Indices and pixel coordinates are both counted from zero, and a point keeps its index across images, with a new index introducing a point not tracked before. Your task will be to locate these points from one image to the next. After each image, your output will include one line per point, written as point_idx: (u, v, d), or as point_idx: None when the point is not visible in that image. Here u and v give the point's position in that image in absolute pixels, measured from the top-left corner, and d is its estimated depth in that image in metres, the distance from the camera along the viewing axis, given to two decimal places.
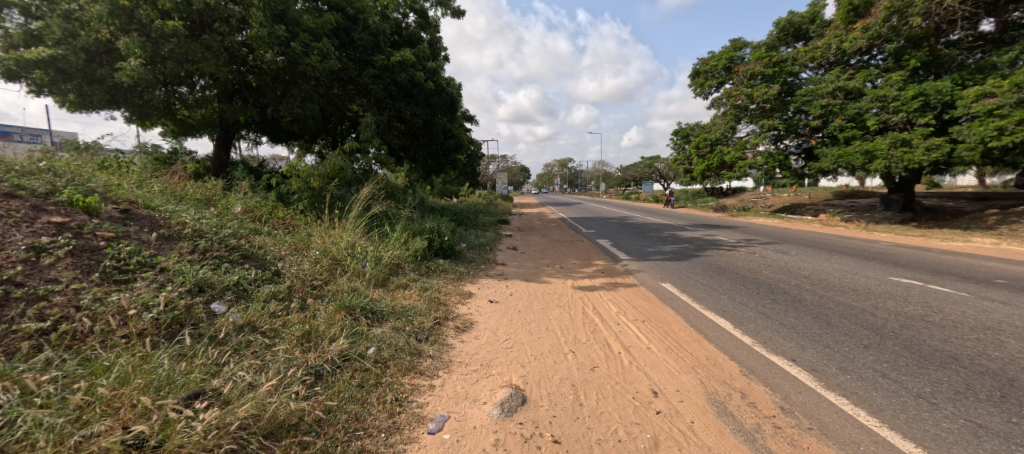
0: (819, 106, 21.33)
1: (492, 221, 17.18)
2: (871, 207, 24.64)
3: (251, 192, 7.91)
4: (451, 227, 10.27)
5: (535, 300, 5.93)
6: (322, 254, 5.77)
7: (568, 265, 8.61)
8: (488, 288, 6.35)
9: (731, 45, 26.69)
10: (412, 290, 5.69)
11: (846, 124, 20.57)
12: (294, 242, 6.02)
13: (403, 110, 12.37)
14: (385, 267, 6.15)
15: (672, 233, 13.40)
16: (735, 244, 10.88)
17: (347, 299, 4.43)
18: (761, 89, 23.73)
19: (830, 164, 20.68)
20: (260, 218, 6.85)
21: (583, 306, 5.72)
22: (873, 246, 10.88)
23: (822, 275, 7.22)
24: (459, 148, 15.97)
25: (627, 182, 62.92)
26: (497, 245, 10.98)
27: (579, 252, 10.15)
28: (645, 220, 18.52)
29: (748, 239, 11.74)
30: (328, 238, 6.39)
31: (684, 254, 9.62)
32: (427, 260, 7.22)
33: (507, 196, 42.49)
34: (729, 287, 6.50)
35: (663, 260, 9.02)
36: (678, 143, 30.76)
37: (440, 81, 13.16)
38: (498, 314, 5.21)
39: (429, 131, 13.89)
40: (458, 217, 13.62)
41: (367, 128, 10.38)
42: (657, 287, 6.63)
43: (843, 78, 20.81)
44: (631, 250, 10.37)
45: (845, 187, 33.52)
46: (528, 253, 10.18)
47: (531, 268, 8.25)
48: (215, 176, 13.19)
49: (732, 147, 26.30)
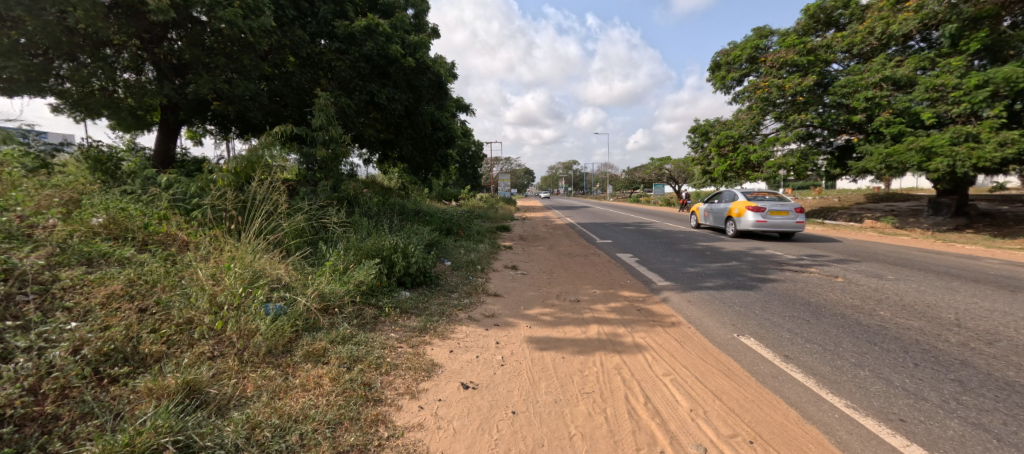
0: (864, 97, 18.15)
1: (489, 229, 14.66)
2: (917, 212, 21.75)
3: (132, 191, 5.57)
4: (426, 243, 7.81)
5: (543, 378, 3.48)
6: (178, 300, 3.48)
7: (586, 294, 6.28)
8: (467, 350, 3.91)
9: (755, 33, 23.74)
10: (327, 365, 3.27)
11: (894, 119, 17.51)
12: (144, 275, 3.69)
13: (376, 93, 10.13)
14: (295, 317, 3.76)
15: (708, 246, 10.85)
16: (798, 262, 8.39)
17: (125, 432, 2.20)
18: (792, 79, 20.51)
19: (876, 164, 17.56)
20: (123, 236, 4.57)
21: (625, 392, 3.28)
22: (981, 264, 8.29)
23: (971, 318, 4.82)
24: (450, 143, 13.52)
25: (637, 184, 59.84)
26: (490, 262, 8.53)
27: (597, 275, 7.70)
28: (668, 227, 15.98)
29: (807, 254, 9.26)
30: (212, 267, 4.03)
31: (738, 276, 7.19)
32: (382, 298, 4.83)
33: (508, 200, 39.61)
34: (855, 346, 4.02)
35: (714, 285, 6.60)
36: (697, 141, 27.71)
37: (423, 61, 10.86)
38: (473, 422, 2.79)
39: (412, 121, 11.61)
40: (446, 225, 11.19)
41: (325, 112, 8.15)
42: (735, 346, 4.13)
43: (889, 67, 18.10)
44: (666, 270, 7.96)
45: (879, 190, 30.46)
46: (531, 274, 7.74)
47: (535, 301, 5.83)
48: (159, 169, 10.91)
49: (758, 145, 23.35)
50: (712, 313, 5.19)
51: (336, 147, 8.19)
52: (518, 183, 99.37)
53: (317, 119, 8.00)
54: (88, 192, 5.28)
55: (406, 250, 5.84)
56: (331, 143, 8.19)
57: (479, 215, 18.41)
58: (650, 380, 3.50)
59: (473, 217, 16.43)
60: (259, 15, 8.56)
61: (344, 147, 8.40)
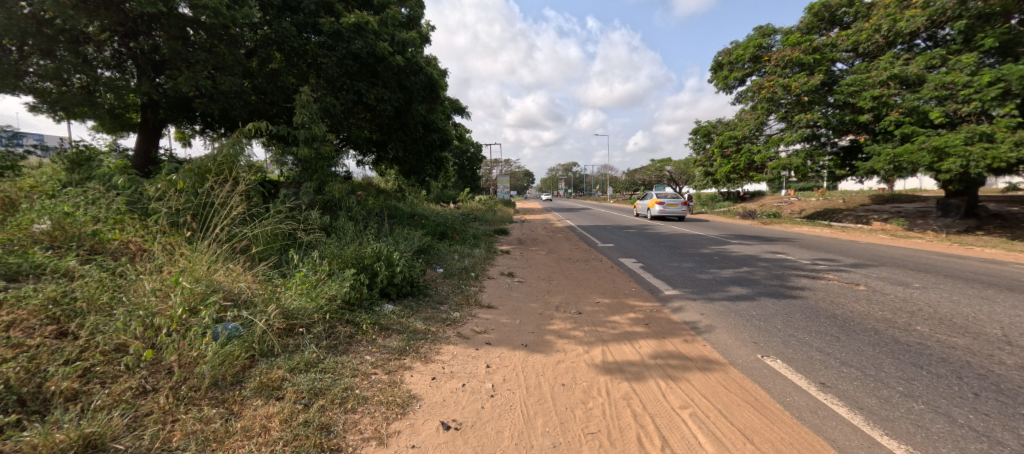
0: (872, 96, 17.51)
1: (486, 232, 14.12)
2: (926, 214, 21.20)
3: (86, 192, 5.04)
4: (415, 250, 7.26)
5: (540, 413, 2.96)
6: (110, 322, 2.98)
7: (586, 305, 5.77)
8: (452, 377, 3.39)
9: (758, 31, 23.18)
10: (283, 401, 2.75)
11: (903, 119, 16.88)
12: (76, 293, 3.19)
13: (365, 92, 9.64)
14: (253, 340, 3.25)
15: (714, 251, 10.29)
16: (813, 268, 7.88)
17: None
18: (797, 78, 19.91)
19: (885, 164, 16.97)
20: (68, 244, 4.06)
21: (636, 432, 2.77)
22: (1008, 269, 7.77)
23: (1021, 334, 4.30)
24: (445, 143, 13.00)
25: (638, 186, 59.28)
26: (485, 269, 8.00)
27: (599, 283, 7.16)
28: (672, 231, 15.46)
29: (822, 259, 8.74)
30: (161, 282, 3.52)
31: (750, 285, 6.69)
32: (360, 312, 4.32)
33: (508, 203, 39.05)
34: (898, 371, 3.49)
35: (726, 295, 6.07)
36: (699, 142, 27.12)
37: (415, 59, 10.38)
38: None
39: (403, 122, 11.10)
40: (440, 229, 10.69)
41: (308, 110, 7.67)
42: (761, 369, 3.60)
43: (898, 64, 17.41)
44: (672, 278, 7.41)
45: (885, 191, 29.90)
46: (528, 283, 7.21)
47: (530, 314, 5.30)
48: (140, 173, 10.40)
49: (762, 146, 22.73)
50: (728, 328, 4.66)
51: (321, 147, 7.71)
52: (517, 185, 98.66)
53: (300, 117, 7.52)
54: (35, 194, 4.76)
55: (390, 258, 5.35)
56: (315, 142, 7.73)
57: (476, 218, 17.84)
58: (665, 414, 2.98)
59: (469, 220, 15.87)
60: (242, 6, 8.15)
61: (329, 147, 7.92)
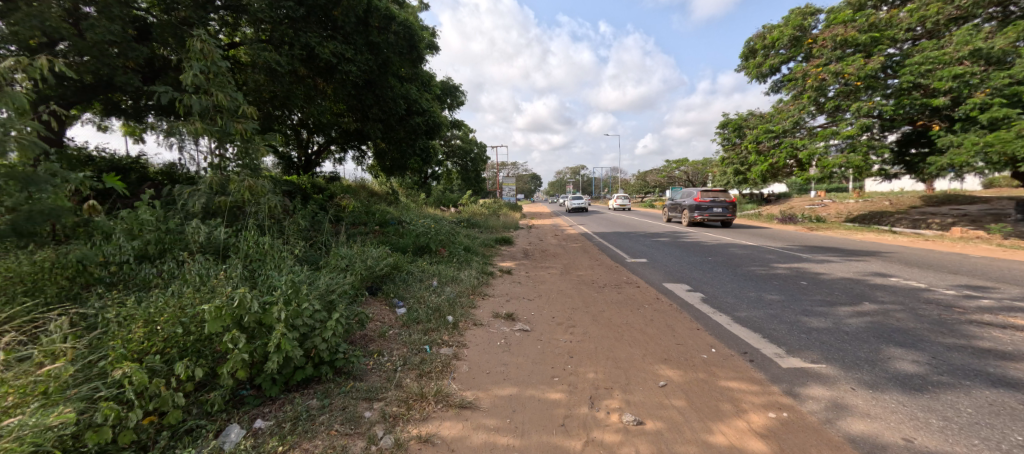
0: (951, 73, 14.50)
1: (484, 243, 11.47)
2: (999, 216, 18.17)
3: None
4: (355, 286, 4.61)
5: None
6: None
7: (646, 400, 3.10)
8: None
9: (797, 10, 19.95)
10: None
11: (994, 101, 13.77)
12: None
13: (316, 45, 7.03)
14: None
15: (791, 272, 7.53)
16: (976, 305, 5.17)
17: None
18: (852, 61, 16.45)
19: (970, 156, 13.89)
20: None
21: None
22: None
23: None
24: (431, 131, 10.39)
25: (651, 188, 56.26)
26: (472, 307, 5.31)
27: (649, 335, 4.49)
28: (710, 240, 12.75)
29: (968, 289, 6.03)
30: None
31: (912, 340, 4.01)
32: None
33: (513, 207, 36.13)
34: None
35: (899, 371, 3.37)
36: (728, 137, 24.02)
37: (386, 8, 7.85)
38: None
39: (377, 97, 8.61)
40: (420, 241, 8.15)
41: (207, 67, 4.80)
42: None
43: (981, 36, 14.44)
44: (767, 323, 4.70)
45: (934, 193, 26.75)
46: (535, 335, 4.52)
47: (543, 438, 2.63)
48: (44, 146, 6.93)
49: (806, 139, 19.20)
50: None
51: (228, 124, 4.98)
52: (524, 190, 95.26)
53: (188, 75, 4.65)
54: None
55: (252, 311, 2.61)
56: (219, 117, 4.98)
57: (472, 225, 15.04)
58: None
59: (464, 228, 13.19)
60: None
61: (245, 123, 5.12)
